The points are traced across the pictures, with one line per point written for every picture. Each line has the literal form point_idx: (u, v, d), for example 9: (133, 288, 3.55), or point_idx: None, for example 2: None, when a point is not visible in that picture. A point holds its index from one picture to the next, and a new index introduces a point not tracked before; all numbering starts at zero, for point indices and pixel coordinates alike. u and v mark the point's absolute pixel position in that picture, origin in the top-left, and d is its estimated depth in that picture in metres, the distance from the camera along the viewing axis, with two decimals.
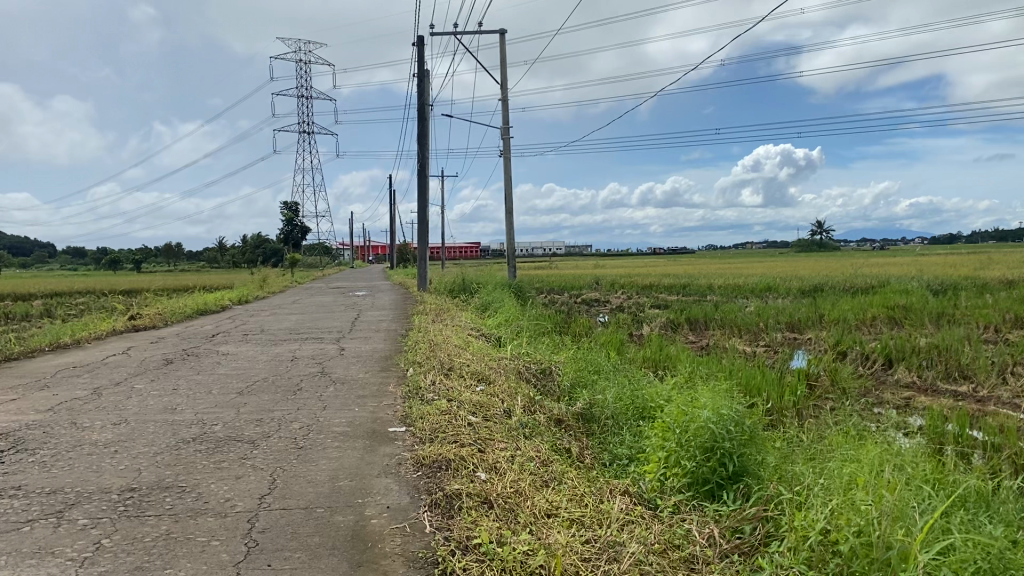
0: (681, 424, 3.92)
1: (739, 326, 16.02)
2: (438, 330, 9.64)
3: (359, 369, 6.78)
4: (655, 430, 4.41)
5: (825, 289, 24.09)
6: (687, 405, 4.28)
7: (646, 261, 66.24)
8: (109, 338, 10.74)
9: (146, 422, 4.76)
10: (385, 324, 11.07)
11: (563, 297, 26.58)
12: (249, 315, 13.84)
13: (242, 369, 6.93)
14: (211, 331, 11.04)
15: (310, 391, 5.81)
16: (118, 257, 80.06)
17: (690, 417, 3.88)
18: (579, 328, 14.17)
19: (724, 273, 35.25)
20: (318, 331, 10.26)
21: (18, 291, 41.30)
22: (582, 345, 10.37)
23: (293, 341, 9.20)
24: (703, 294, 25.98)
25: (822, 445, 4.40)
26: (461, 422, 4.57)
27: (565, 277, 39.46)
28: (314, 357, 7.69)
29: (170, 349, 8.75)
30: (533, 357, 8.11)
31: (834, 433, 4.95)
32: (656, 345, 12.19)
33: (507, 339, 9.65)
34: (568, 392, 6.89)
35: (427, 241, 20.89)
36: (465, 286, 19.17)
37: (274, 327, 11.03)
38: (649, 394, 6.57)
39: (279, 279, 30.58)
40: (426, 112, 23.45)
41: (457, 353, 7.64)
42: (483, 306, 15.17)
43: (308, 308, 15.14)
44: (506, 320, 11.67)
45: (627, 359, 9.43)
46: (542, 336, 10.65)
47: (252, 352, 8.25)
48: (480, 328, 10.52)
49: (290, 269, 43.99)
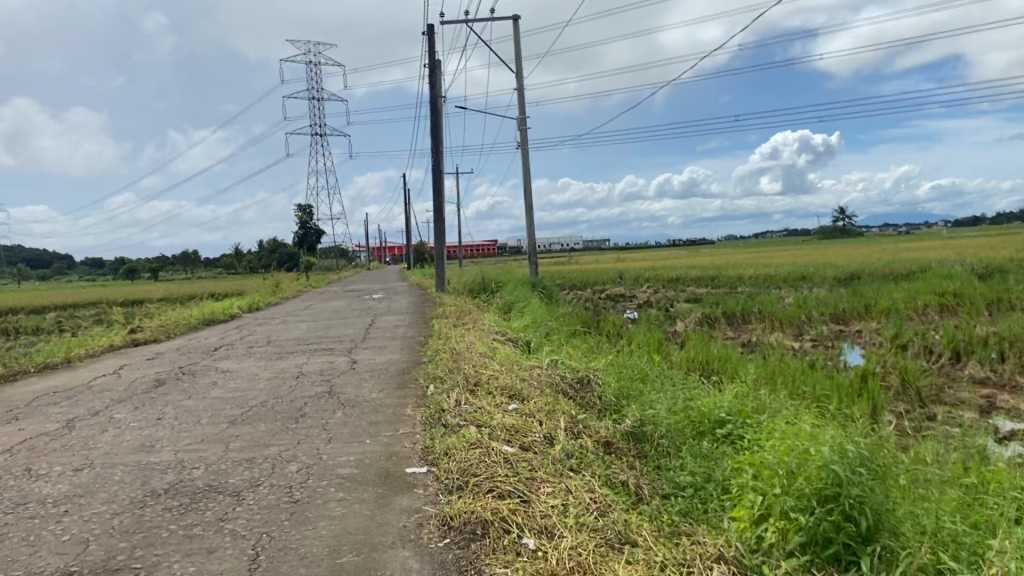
0: (786, 461, 3.03)
1: (778, 321, 15.12)
2: (460, 337, 8.80)
3: (373, 388, 5.94)
4: (745, 467, 3.53)
5: (862, 277, 23.09)
6: (789, 437, 3.40)
7: (667, 254, 65.32)
8: (107, 355, 10.01)
9: (114, 468, 3.95)
10: (402, 330, 10.24)
11: (587, 294, 25.71)
12: (259, 324, 13.08)
13: (239, 391, 6.12)
14: (216, 344, 10.27)
15: (314, 418, 4.98)
16: (138, 267, 80.19)
17: (799, 453, 2.99)
18: (610, 327, 13.30)
19: (752, 263, 34.27)
20: (330, 341, 9.46)
21: (35, 305, 40.95)
22: (618, 349, 9.51)
23: (301, 353, 8.40)
24: (732, 286, 25.02)
25: (962, 489, 3.50)
26: (495, 462, 3.72)
27: (586, 273, 38.54)
28: (323, 372, 6.88)
29: (166, 368, 7.97)
30: (568, 365, 7.27)
31: (961, 466, 4.05)
32: (695, 345, 11.28)
33: (537, 344, 8.81)
34: (613, 407, 6.07)
35: (444, 240, 20.07)
36: (486, 286, 18.37)
37: (282, 338, 10.24)
38: (707, 411, 5.75)
39: (295, 284, 29.94)
40: (439, 106, 22.64)
41: (484, 364, 6.81)
42: (506, 308, 14.32)
43: (322, 314, 14.35)
44: (533, 322, 10.81)
45: (671, 363, 8.57)
46: (573, 339, 9.79)
47: (254, 368, 7.45)
48: (505, 331, 9.69)
49: (307, 273, 43.43)
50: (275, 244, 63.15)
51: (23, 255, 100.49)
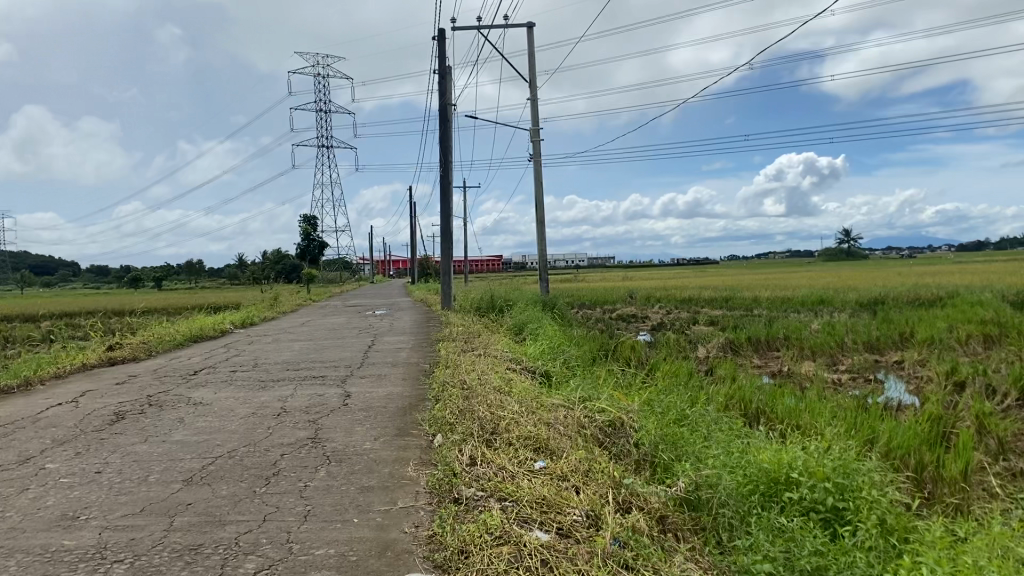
0: None
1: (810, 349, 14.05)
2: (470, 366, 7.74)
3: (368, 434, 4.88)
4: None
5: (888, 302, 22.05)
6: None
7: (675, 272, 64.26)
8: (74, 376, 8.95)
9: (10, 560, 2.90)
10: (404, 355, 9.17)
11: (598, 314, 24.74)
12: (250, 343, 12.03)
13: (206, 434, 5.05)
14: (198, 366, 9.23)
15: (291, 479, 3.93)
16: (140, 275, 79.21)
17: None
18: (631, 354, 12.23)
19: (766, 285, 33.21)
20: (322, 367, 8.38)
21: (31, 312, 39.98)
22: (647, 382, 8.45)
23: (288, 381, 7.35)
24: (750, 308, 23.95)
25: None
26: (533, 570, 2.71)
27: (595, 291, 37.47)
28: (310, 409, 5.85)
29: (131, 396, 6.91)
30: (597, 403, 6.25)
31: None
32: (728, 378, 10.19)
33: (556, 377, 7.77)
34: (659, 464, 5.08)
35: (451, 255, 19.04)
36: (494, 304, 17.31)
37: (271, 361, 9.18)
38: (782, 482, 4.81)
39: (295, 298, 28.91)
40: (448, 114, 21.69)
41: (499, 403, 5.78)
42: (517, 330, 13.25)
43: (318, 333, 13.30)
44: (549, 348, 9.73)
45: (709, 401, 7.53)
46: (595, 370, 8.72)
47: (232, 401, 6.39)
48: (520, 359, 8.63)
49: (309, 285, 42.44)
50: (278, 255, 62.21)
51: (27, 261, 99.81)
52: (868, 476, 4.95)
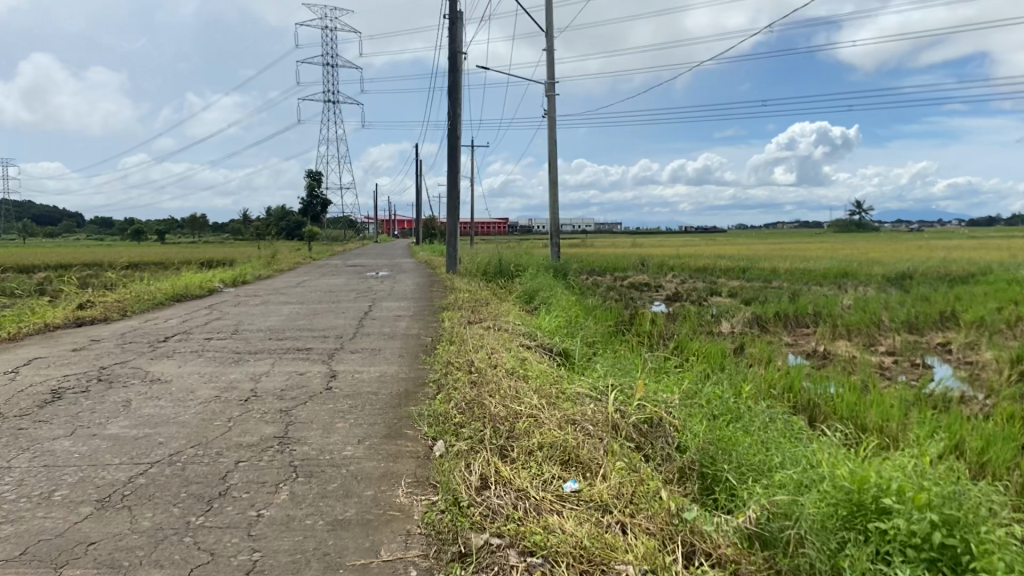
0: None
1: (842, 326, 13.03)
2: (479, 342, 6.70)
3: (351, 434, 3.87)
4: None
5: (914, 278, 21.01)
6: None
7: (687, 241, 63.07)
8: (32, 338, 7.95)
9: None
10: (403, 325, 8.15)
11: (611, 281, 23.75)
12: (237, 305, 11.03)
13: (149, 428, 4.03)
14: (171, 331, 8.22)
15: (240, 507, 2.91)
16: (143, 228, 78.31)
17: None
18: (652, 328, 11.20)
19: (784, 256, 32.13)
20: (309, 336, 7.37)
21: (29, 262, 39.08)
22: (679, 366, 7.42)
23: (267, 355, 6.35)
24: (769, 280, 22.88)
25: None
26: None
27: (606, 258, 36.38)
28: (286, 394, 4.83)
29: (80, 367, 5.90)
30: (631, 394, 5.22)
31: None
32: (764, 361, 9.15)
33: (578, 359, 6.75)
34: (718, 491, 4.08)
35: (457, 215, 17.97)
36: (504, 268, 16.27)
37: (253, 328, 8.16)
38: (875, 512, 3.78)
39: (296, 256, 27.94)
40: (459, 65, 20.44)
41: (513, 393, 4.76)
42: (528, 300, 12.22)
43: (313, 294, 12.27)
44: (566, 322, 8.69)
45: (754, 391, 6.50)
46: (619, 350, 7.68)
47: (195, 379, 5.37)
48: (535, 335, 7.61)
49: (312, 243, 41.45)
50: (282, 212, 61.09)
51: (30, 210, 98.81)
52: (980, 501, 3.93)
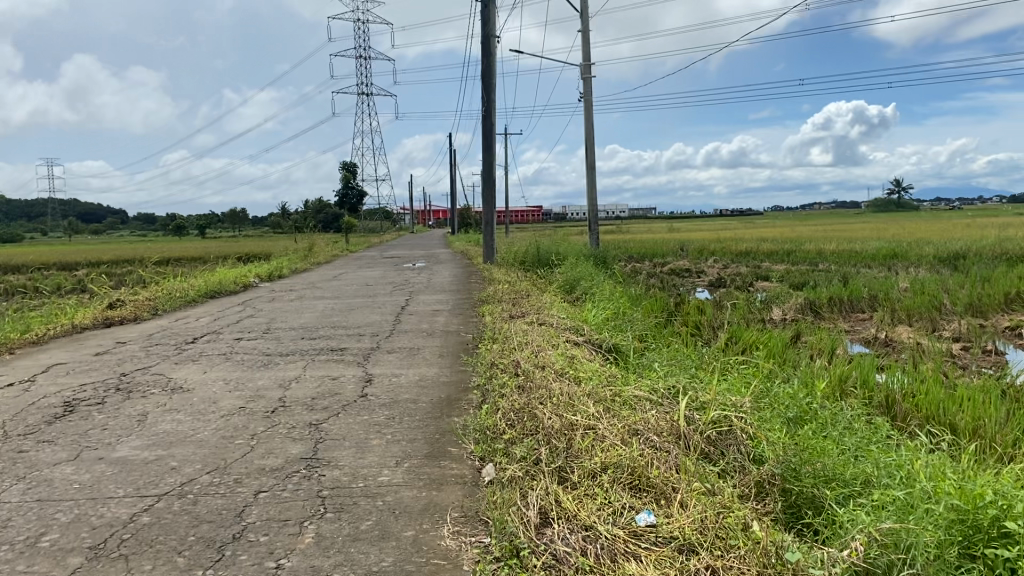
0: None
1: (902, 310, 12.35)
2: (523, 339, 6.19)
3: (388, 454, 3.39)
4: None
5: (971, 257, 20.14)
6: None
7: (725, 225, 62.07)
8: (55, 340, 7.59)
9: None
10: (442, 320, 7.68)
11: (651, 268, 23.15)
12: (269, 301, 10.63)
13: (162, 448, 3.58)
14: (199, 331, 7.83)
15: (256, 555, 2.44)
16: (181, 223, 78.94)
17: None
18: (701, 318, 10.62)
19: (829, 237, 31.21)
20: (343, 335, 6.92)
21: (68, 259, 39.36)
22: (738, 361, 6.86)
23: (298, 357, 5.90)
24: (816, 263, 22.10)
25: None
26: None
27: (643, 243, 35.67)
28: (316, 404, 4.37)
29: (99, 374, 5.50)
30: (696, 398, 4.70)
31: None
32: (827, 352, 8.54)
33: (629, 358, 6.23)
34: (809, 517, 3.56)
35: (493, 204, 17.48)
36: (542, 256, 15.75)
37: (284, 326, 7.73)
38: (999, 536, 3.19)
39: (331, 248, 27.66)
40: (491, 48, 19.88)
41: (566, 399, 4.26)
42: (570, 290, 11.69)
43: (347, 288, 11.86)
44: (613, 314, 8.14)
45: (824, 386, 5.92)
46: (673, 344, 7.13)
47: (218, 387, 4.93)
48: (582, 329, 7.07)
49: (346, 234, 41.26)
50: (316, 204, 61.07)
51: (70, 208, 100.19)
52: None
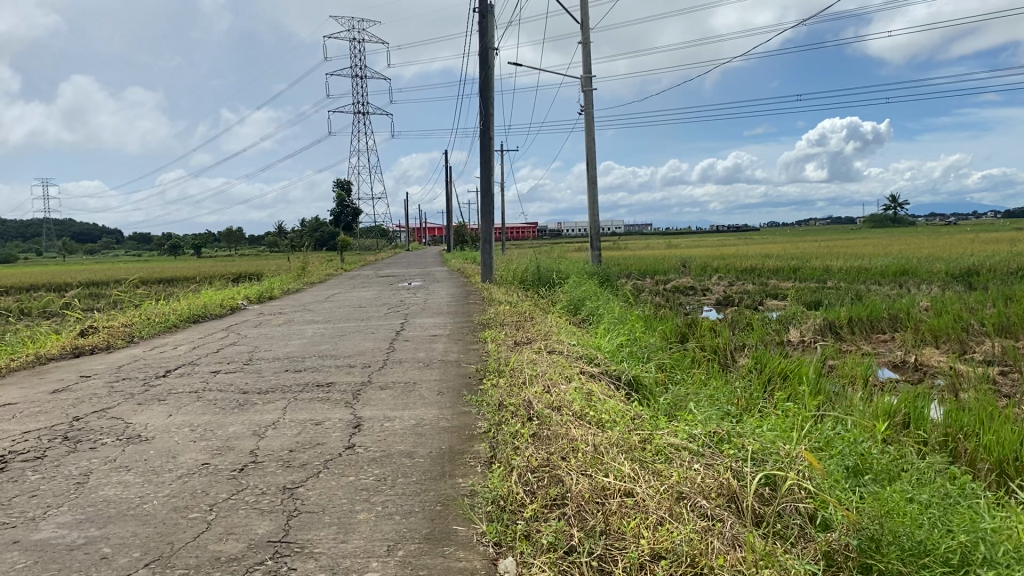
0: None
1: (926, 331, 11.69)
2: (533, 371, 5.50)
3: (378, 538, 2.69)
4: None
5: (985, 274, 19.50)
6: None
7: (724, 242, 61.53)
8: (14, 374, 6.87)
9: None
10: (440, 349, 6.99)
11: (655, 286, 22.49)
12: (255, 325, 9.92)
13: (97, 526, 2.87)
14: (174, 362, 7.12)
15: None
16: (176, 242, 78.18)
17: None
18: (717, 341, 9.93)
19: (834, 253, 30.66)
20: (331, 367, 6.21)
21: (60, 279, 38.62)
22: (770, 396, 6.18)
23: (278, 395, 5.19)
24: (824, 280, 21.46)
25: None
26: None
27: (645, 260, 35.02)
28: (292, 460, 3.66)
29: (48, 419, 4.78)
30: (742, 449, 4.03)
31: None
32: (861, 380, 7.84)
33: (652, 395, 5.54)
34: None
35: (492, 221, 16.82)
36: (544, 275, 15.08)
37: (268, 356, 7.02)
38: None
39: (325, 268, 26.96)
40: (490, 60, 19.24)
41: (592, 452, 3.58)
42: (576, 311, 10.99)
43: (339, 311, 11.15)
44: (628, 339, 7.44)
45: (874, 424, 5.25)
46: (697, 376, 6.45)
47: (182, 436, 4.21)
48: (596, 358, 6.37)
49: (342, 252, 40.59)
50: (313, 222, 60.43)
51: (65, 228, 99.43)
52: None
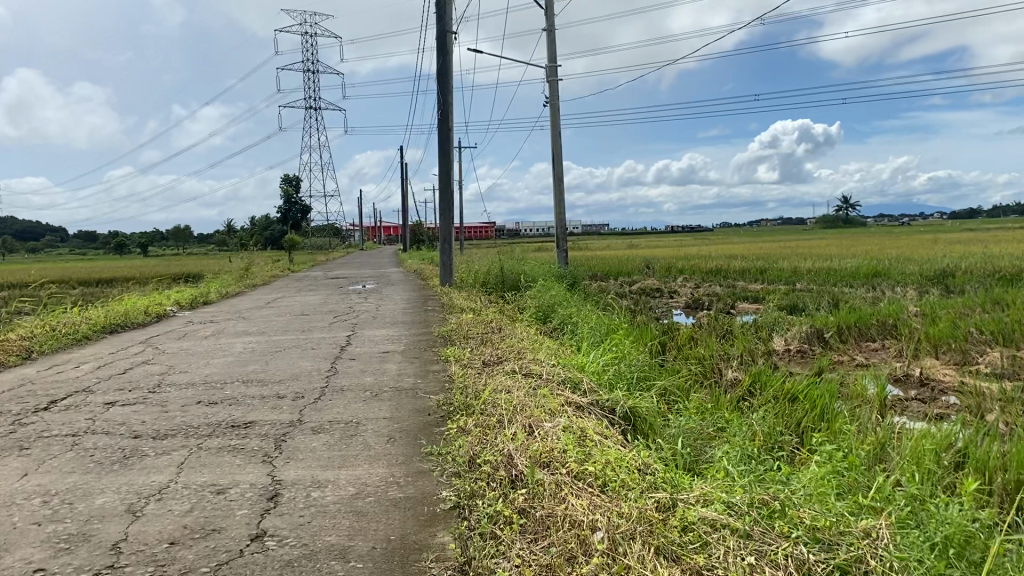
0: None
1: (921, 340, 10.85)
2: (509, 406, 4.40)
3: None
4: None
5: (961, 276, 18.89)
6: None
7: (682, 243, 61.15)
8: None
9: None
10: (393, 372, 5.85)
11: (622, 289, 21.57)
12: (180, 337, 8.62)
13: None
14: (67, 387, 5.84)
15: None
16: (123, 241, 75.45)
17: None
18: (702, 354, 8.93)
19: (799, 253, 30.10)
20: (255, 398, 5.02)
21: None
22: (794, 434, 5.13)
23: (178, 443, 3.98)
24: (795, 283, 20.73)
25: None
26: None
27: (606, 260, 34.15)
28: (169, 565, 2.50)
29: None
30: (801, 525, 2.95)
31: None
32: (878, 403, 6.87)
33: (658, 439, 4.47)
34: None
35: (451, 220, 15.68)
36: (507, 278, 13.99)
37: (182, 381, 5.78)
38: None
39: (274, 268, 25.54)
40: (448, 47, 18.04)
41: (609, 546, 2.47)
42: (547, 320, 9.91)
43: (280, 320, 9.89)
44: (616, 359, 6.36)
45: (933, 468, 4.22)
46: (701, 408, 5.41)
47: (25, 513, 3.00)
48: (583, 385, 5.27)
49: (293, 252, 39.01)
50: (264, 220, 58.62)
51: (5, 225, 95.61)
52: None
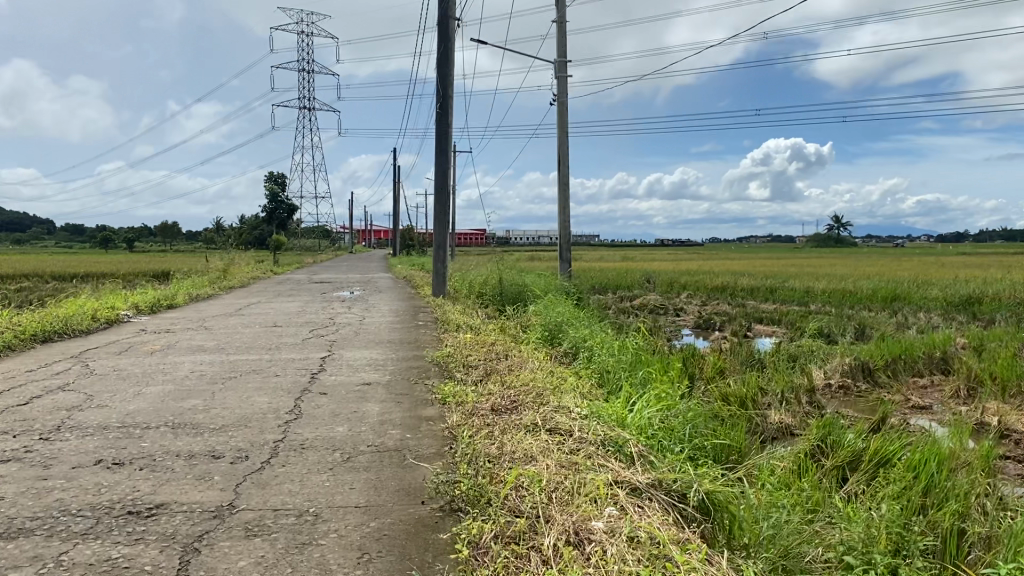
0: None
1: (982, 379, 9.47)
2: (541, 493, 2.97)
3: None
4: None
5: (990, 303, 17.55)
6: None
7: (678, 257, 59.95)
8: None
9: None
10: (372, 418, 4.39)
11: (626, 304, 20.22)
12: (118, 353, 7.10)
13: None
14: None
15: None
16: (107, 235, 73.59)
17: None
18: (743, 391, 7.53)
19: (807, 272, 28.82)
20: (177, 461, 3.55)
21: None
22: (925, 534, 3.72)
23: (25, 553, 2.50)
24: (810, 304, 19.34)
25: None
26: None
27: (604, 273, 32.77)
28: None
29: None
30: None
31: None
32: (980, 470, 5.47)
33: (757, 552, 3.05)
34: None
35: (445, 225, 14.23)
36: (508, 290, 12.56)
37: (92, 422, 4.31)
38: None
39: (256, 269, 24.00)
40: (449, 35, 16.57)
41: None
42: (556, 344, 8.47)
43: (245, 333, 8.41)
44: (662, 407, 4.92)
45: None
46: (790, 492, 3.98)
47: None
48: (631, 448, 3.85)
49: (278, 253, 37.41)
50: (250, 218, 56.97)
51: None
52: None
